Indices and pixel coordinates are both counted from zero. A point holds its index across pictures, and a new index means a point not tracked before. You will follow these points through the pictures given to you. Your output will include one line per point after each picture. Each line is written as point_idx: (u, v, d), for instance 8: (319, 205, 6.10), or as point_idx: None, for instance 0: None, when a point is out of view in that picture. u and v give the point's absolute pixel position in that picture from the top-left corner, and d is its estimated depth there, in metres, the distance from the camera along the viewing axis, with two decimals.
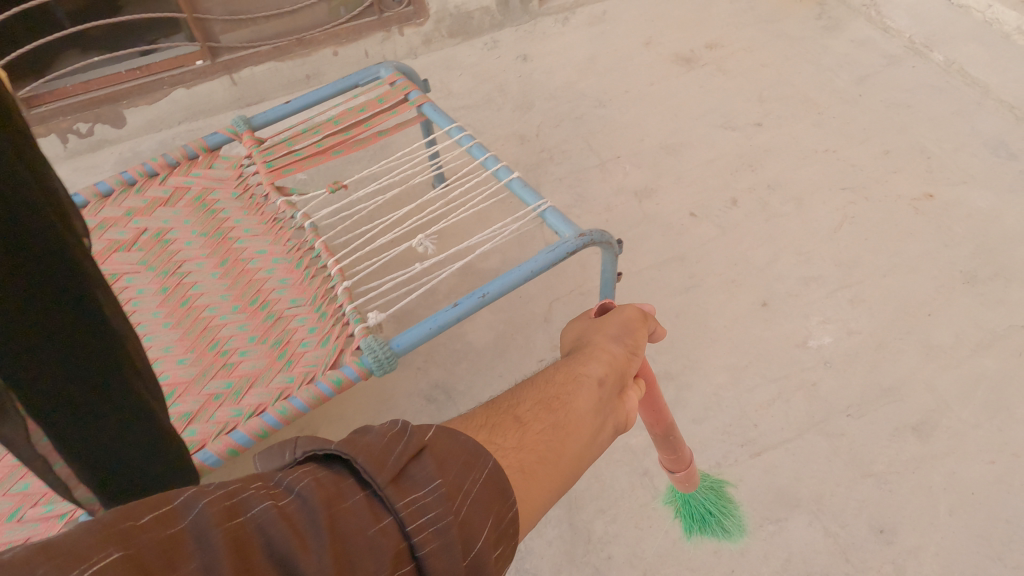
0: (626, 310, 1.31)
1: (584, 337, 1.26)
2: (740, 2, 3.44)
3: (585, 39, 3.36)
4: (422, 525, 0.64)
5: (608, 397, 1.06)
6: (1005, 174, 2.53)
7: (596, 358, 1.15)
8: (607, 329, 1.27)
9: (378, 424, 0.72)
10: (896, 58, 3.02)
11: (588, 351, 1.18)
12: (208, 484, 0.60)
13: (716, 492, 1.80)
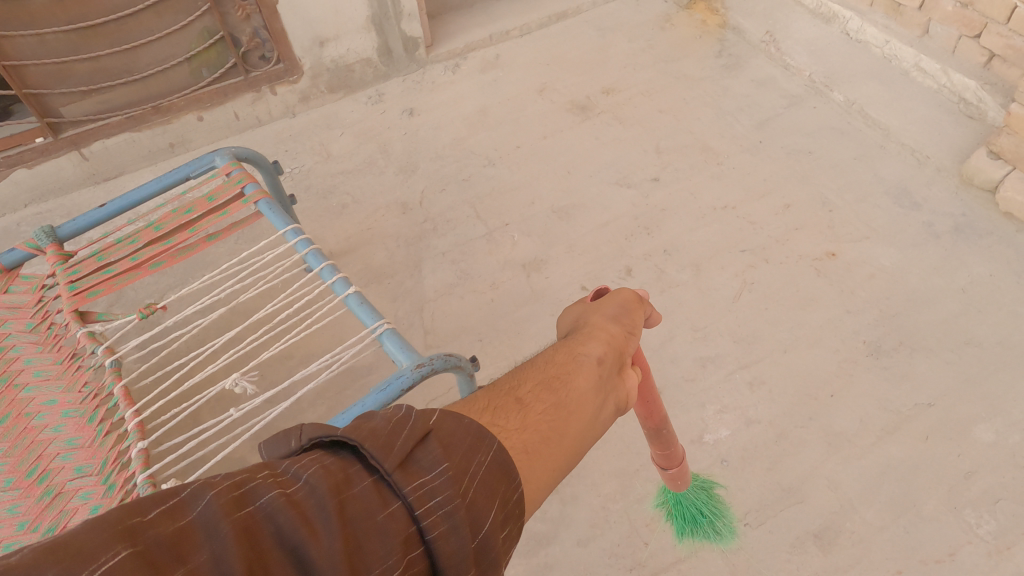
0: (621, 295, 1.38)
1: (583, 321, 1.32)
2: (638, 41, 3.28)
3: (477, 88, 3.15)
4: (431, 509, 0.72)
5: (607, 375, 1.12)
6: (908, 227, 2.40)
7: (596, 339, 1.21)
8: (604, 312, 1.33)
9: (383, 410, 0.79)
10: (796, 98, 2.88)
11: (588, 334, 1.24)
12: (216, 477, 0.68)
13: (707, 493, 1.78)
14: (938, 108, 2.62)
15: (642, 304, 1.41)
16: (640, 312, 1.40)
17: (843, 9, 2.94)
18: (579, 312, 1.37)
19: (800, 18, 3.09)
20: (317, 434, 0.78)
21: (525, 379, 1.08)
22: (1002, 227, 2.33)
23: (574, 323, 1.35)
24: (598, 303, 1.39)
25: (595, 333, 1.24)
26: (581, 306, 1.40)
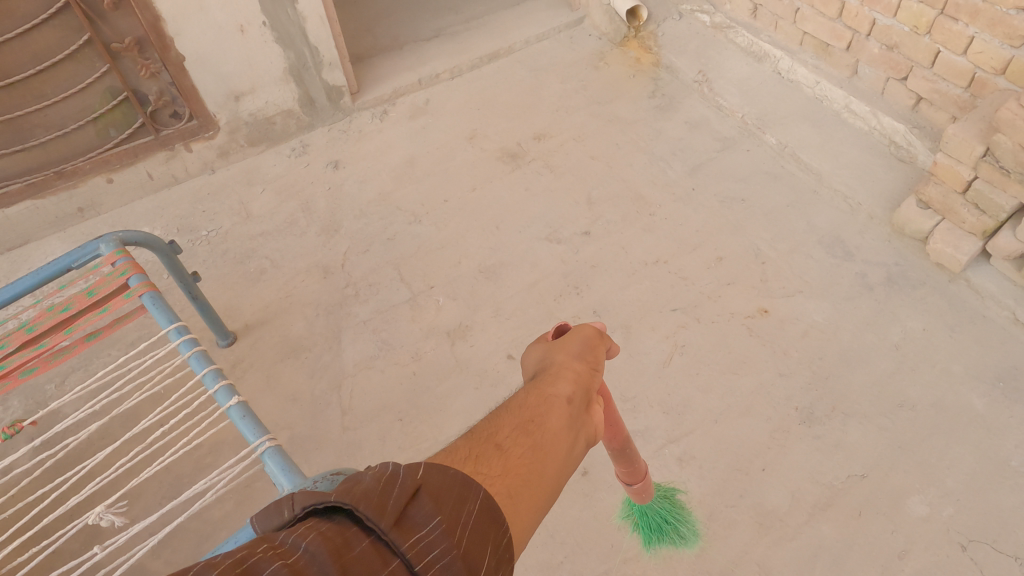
0: (584, 328, 1.30)
1: (549, 361, 1.23)
2: (571, 81, 3.21)
3: (406, 136, 3.05)
4: (429, 562, 0.77)
5: (579, 415, 1.08)
6: (841, 278, 2.34)
7: (564, 377, 1.16)
8: (569, 349, 1.26)
9: (373, 471, 0.83)
10: (729, 141, 2.83)
11: (556, 373, 1.17)
12: (217, 557, 0.73)
13: (670, 500, 1.83)
14: (870, 150, 2.58)
15: (603, 337, 1.34)
16: (603, 344, 1.33)
17: (773, 48, 2.89)
18: (542, 349, 1.27)
19: (732, 57, 3.04)
20: (311, 502, 0.82)
21: (501, 429, 1.03)
22: (935, 277, 2.28)
23: (539, 362, 1.27)
24: (560, 339, 1.31)
25: (562, 370, 1.18)
26: (543, 343, 1.32)
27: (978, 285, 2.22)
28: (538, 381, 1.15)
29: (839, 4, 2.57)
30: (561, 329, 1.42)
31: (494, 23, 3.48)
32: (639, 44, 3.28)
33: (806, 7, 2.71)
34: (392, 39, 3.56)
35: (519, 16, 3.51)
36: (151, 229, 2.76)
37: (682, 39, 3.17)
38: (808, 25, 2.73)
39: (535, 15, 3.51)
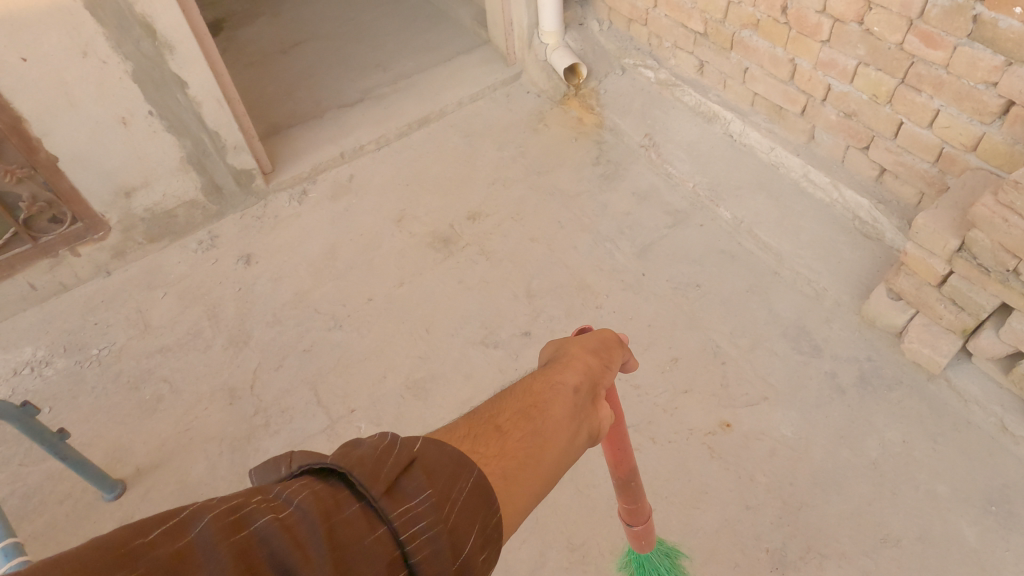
0: (600, 333, 1.47)
1: (567, 351, 1.41)
2: (508, 148, 2.94)
3: (326, 220, 2.75)
4: (415, 533, 0.75)
5: (579, 406, 1.25)
6: (810, 378, 2.10)
7: (573, 367, 1.34)
8: (584, 344, 1.44)
9: (370, 438, 0.81)
10: (680, 214, 2.58)
11: (567, 363, 1.35)
12: (214, 500, 0.70)
13: (672, 560, 1.73)
14: (832, 225, 2.34)
15: (619, 346, 1.49)
16: (618, 349, 1.49)
17: (722, 109, 2.65)
18: (563, 342, 1.45)
19: (680, 116, 2.79)
20: (308, 463, 0.78)
21: (504, 412, 1.22)
22: (911, 374, 2.05)
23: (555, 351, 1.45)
24: (579, 336, 1.48)
25: (572, 360, 1.36)
26: (564, 338, 1.49)
27: (959, 386, 1.98)
28: (553, 369, 1.33)
29: (790, 66, 2.34)
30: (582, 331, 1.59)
31: (423, 83, 3.21)
32: (580, 102, 3.02)
33: (755, 67, 2.47)
34: (313, 104, 3.27)
35: (451, 74, 3.24)
36: (34, 348, 2.42)
37: (626, 97, 2.93)
38: (758, 86, 2.50)
39: (468, 72, 3.24)
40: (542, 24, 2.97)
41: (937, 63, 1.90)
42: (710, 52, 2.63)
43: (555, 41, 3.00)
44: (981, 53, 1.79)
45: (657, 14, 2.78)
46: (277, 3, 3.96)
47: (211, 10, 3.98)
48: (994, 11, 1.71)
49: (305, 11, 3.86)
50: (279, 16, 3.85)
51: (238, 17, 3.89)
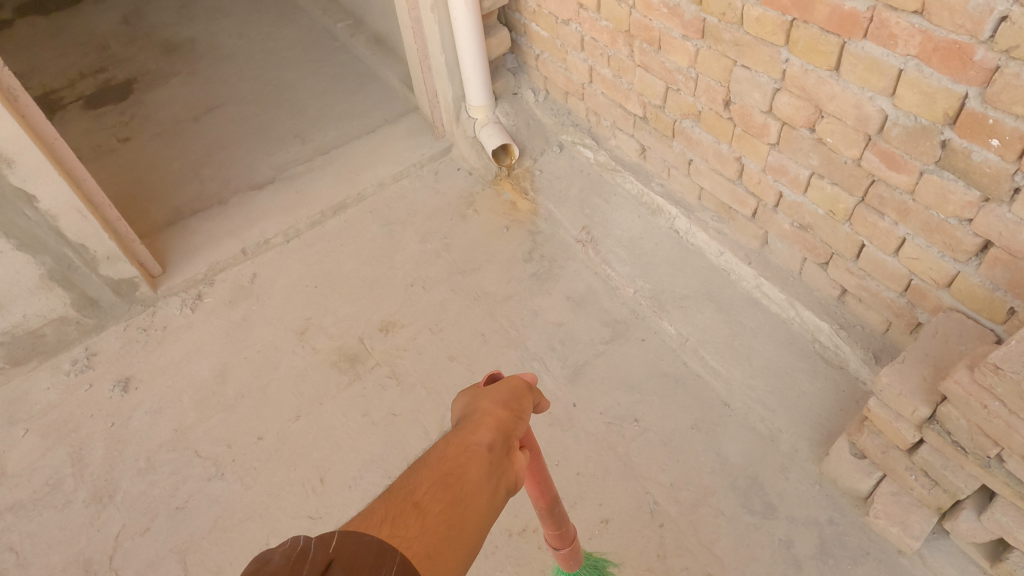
0: (511, 378, 1.21)
1: (474, 411, 1.12)
2: (432, 239, 2.61)
3: (220, 333, 2.42)
4: None
5: (499, 462, 1.00)
6: (761, 549, 1.76)
7: (487, 424, 1.06)
8: (494, 395, 1.16)
9: (279, 548, 0.74)
10: (619, 326, 2.25)
11: (480, 420, 1.07)
12: None
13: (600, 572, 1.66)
14: (789, 348, 2.02)
15: (532, 390, 1.25)
16: (532, 393, 1.24)
17: (666, 201, 2.33)
18: (467, 399, 1.17)
19: (622, 205, 2.47)
20: None
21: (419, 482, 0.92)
22: (880, 544, 1.73)
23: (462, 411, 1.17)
24: (485, 385, 1.21)
25: (485, 418, 1.08)
26: (468, 390, 1.21)
27: (935, 566, 1.66)
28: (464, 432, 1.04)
29: (737, 165, 2.02)
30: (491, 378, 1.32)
31: (343, 160, 2.88)
32: (514, 184, 2.69)
33: (700, 160, 2.15)
34: (221, 184, 2.94)
35: (373, 149, 2.92)
36: None
37: (563, 178, 2.61)
38: (704, 181, 2.19)
39: (393, 146, 2.91)
40: (469, 98, 2.65)
41: (901, 187, 1.58)
42: (651, 137, 2.31)
43: (484, 116, 2.68)
44: (952, 184, 1.47)
45: (593, 90, 2.46)
46: (195, 61, 3.63)
47: (123, 69, 3.64)
48: (966, 140, 1.40)
49: (225, 70, 3.53)
50: (195, 77, 3.52)
51: (150, 77, 3.56)
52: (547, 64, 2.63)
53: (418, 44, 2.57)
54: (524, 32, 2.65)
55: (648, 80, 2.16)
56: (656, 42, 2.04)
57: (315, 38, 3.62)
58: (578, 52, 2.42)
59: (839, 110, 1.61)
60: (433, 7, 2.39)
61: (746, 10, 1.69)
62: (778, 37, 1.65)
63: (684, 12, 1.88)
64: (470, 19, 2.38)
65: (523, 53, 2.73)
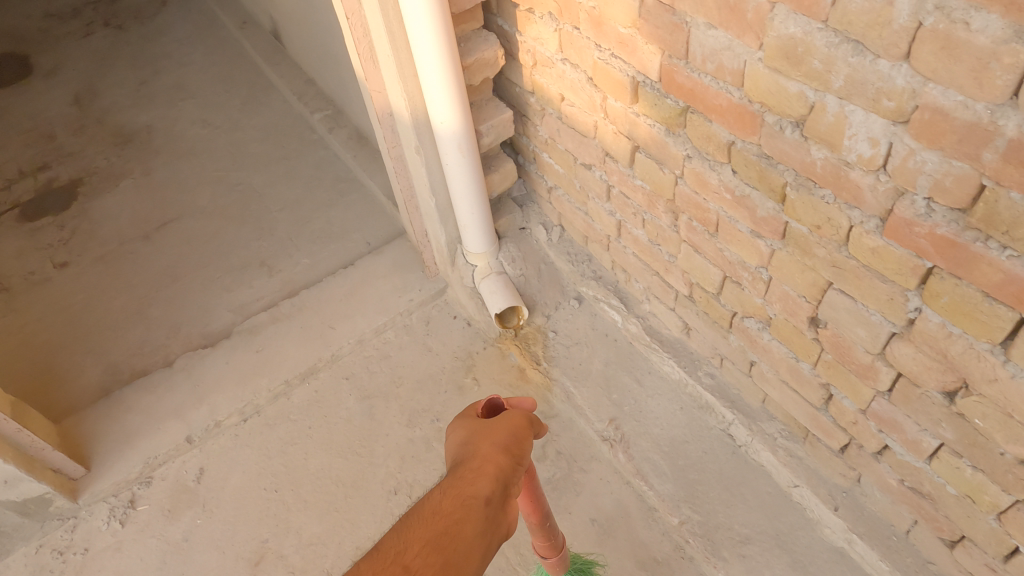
0: (510, 417, 1.10)
1: (470, 451, 1.04)
2: (421, 421, 2.11)
3: (154, 558, 1.92)
4: None
5: (493, 520, 0.92)
6: None
7: (486, 473, 0.98)
8: (496, 437, 1.06)
9: None
10: (660, 570, 1.75)
11: (479, 466, 0.99)
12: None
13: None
14: None
15: (535, 426, 1.14)
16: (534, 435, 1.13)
17: (719, 400, 1.82)
18: (464, 437, 1.08)
19: (659, 391, 1.96)
20: None
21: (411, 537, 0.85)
22: None
23: (461, 445, 1.08)
24: (487, 421, 1.11)
25: (483, 464, 1.00)
26: (468, 424, 1.11)
27: None
28: (464, 481, 0.97)
29: (822, 391, 1.52)
30: (495, 405, 1.21)
31: (315, 304, 2.38)
32: (524, 348, 2.16)
33: (766, 367, 1.65)
34: (169, 331, 2.44)
35: (352, 290, 2.41)
36: None
37: (583, 344, 2.10)
38: (771, 389, 1.68)
39: (376, 286, 2.41)
40: (467, 243, 2.14)
41: None
42: (699, 319, 1.81)
43: (486, 263, 2.18)
44: None
45: (621, 245, 1.96)
46: (151, 156, 3.13)
47: (69, 164, 3.14)
48: None
49: (184, 170, 3.04)
50: (149, 179, 3.02)
51: (99, 177, 3.07)
52: (563, 202, 2.13)
53: (402, 182, 2.07)
54: (535, 161, 2.15)
55: (697, 261, 1.66)
56: (711, 224, 1.53)
57: (289, 131, 3.12)
58: (602, 201, 1.92)
59: (1003, 398, 1.10)
60: (419, 147, 1.88)
61: (856, 233, 1.18)
62: (906, 279, 1.14)
63: (756, 205, 1.37)
64: (466, 162, 1.87)
65: (533, 182, 2.23)
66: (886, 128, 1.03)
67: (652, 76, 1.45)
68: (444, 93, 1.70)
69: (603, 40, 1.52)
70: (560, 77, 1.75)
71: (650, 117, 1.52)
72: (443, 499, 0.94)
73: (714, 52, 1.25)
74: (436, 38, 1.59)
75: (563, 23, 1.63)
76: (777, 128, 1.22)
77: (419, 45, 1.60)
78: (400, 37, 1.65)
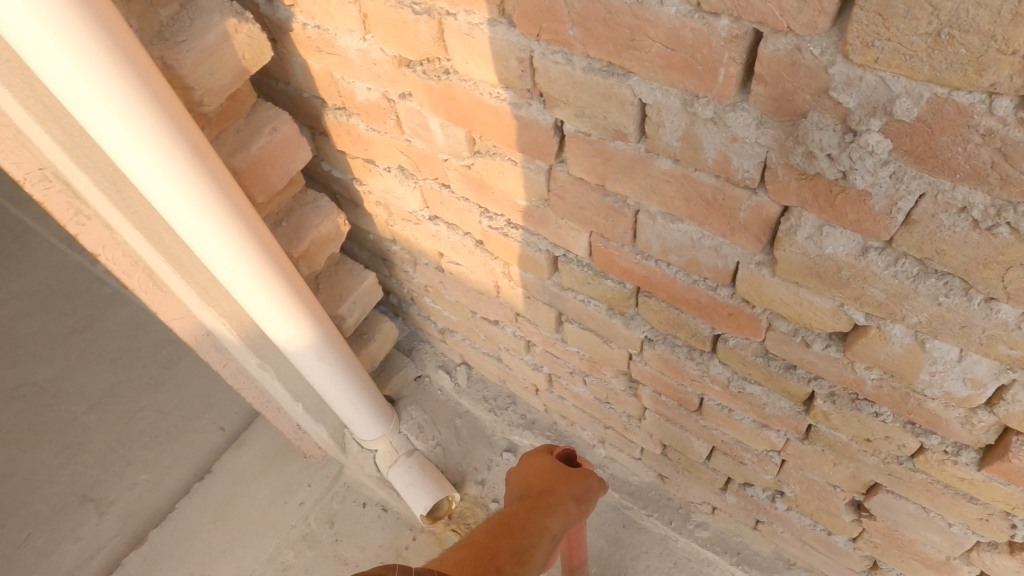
0: (591, 478, 1.07)
1: (547, 482, 1.06)
2: None
3: None
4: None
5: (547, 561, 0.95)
6: None
7: (559, 512, 0.99)
8: (570, 482, 1.05)
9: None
10: None
11: (554, 503, 1.00)
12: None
13: None
14: None
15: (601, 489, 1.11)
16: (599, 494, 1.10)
17: (723, 556, 1.51)
18: (542, 469, 1.09)
19: (644, 549, 1.61)
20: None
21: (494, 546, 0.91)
22: None
23: (532, 476, 1.09)
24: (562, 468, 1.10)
25: (557, 501, 1.01)
26: (546, 463, 1.11)
27: None
28: (545, 508, 0.99)
29: (866, 561, 1.23)
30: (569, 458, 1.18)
31: (177, 549, 1.82)
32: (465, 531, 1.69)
33: (780, 528, 1.34)
34: None
35: (221, 510, 1.88)
36: None
37: None
38: (788, 545, 1.38)
39: (251, 499, 1.89)
40: (358, 433, 1.65)
41: None
42: (678, 472, 1.46)
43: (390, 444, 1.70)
44: None
45: (555, 395, 1.56)
46: None
47: None
48: None
49: None
50: None
51: None
52: (464, 346, 1.68)
53: (251, 391, 1.53)
54: (416, 303, 1.67)
55: (673, 431, 1.30)
56: (691, 404, 1.17)
57: (71, 290, 2.39)
58: (520, 354, 1.50)
59: None
60: (261, 361, 1.35)
61: (933, 459, 0.86)
62: (1013, 510, 0.84)
63: (762, 403, 1.01)
64: (332, 366, 1.36)
65: (419, 322, 1.76)
66: (996, 370, 0.69)
67: (576, 251, 1.03)
68: (278, 308, 1.17)
69: (491, 206, 1.07)
70: (434, 236, 1.28)
71: (581, 293, 1.11)
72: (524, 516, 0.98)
73: (681, 247, 0.85)
74: (244, 254, 1.05)
75: (422, 179, 1.15)
76: (796, 338, 0.85)
77: (219, 267, 1.06)
78: (184, 252, 1.10)
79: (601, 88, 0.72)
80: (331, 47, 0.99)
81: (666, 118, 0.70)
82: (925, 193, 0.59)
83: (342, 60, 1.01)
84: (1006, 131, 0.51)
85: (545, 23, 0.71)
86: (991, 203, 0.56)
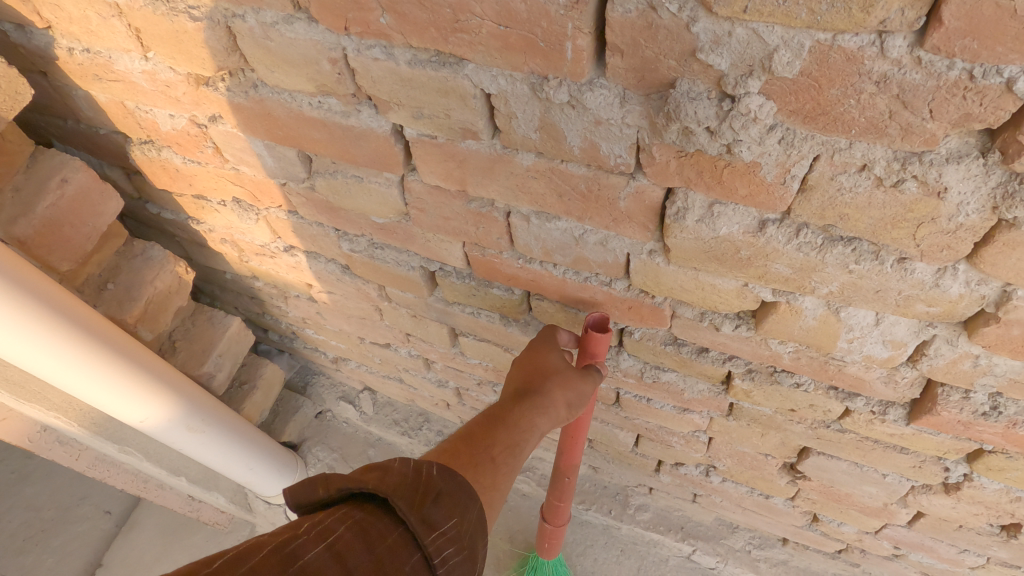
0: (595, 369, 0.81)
1: (544, 368, 0.80)
2: None
3: None
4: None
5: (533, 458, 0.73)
6: None
7: (547, 409, 0.75)
8: (568, 370, 0.79)
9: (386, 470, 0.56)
10: None
11: (545, 399, 0.75)
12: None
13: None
14: None
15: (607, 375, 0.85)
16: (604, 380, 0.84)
17: (668, 534, 1.45)
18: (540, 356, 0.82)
19: (589, 542, 1.54)
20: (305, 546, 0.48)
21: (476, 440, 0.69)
22: None
23: (532, 357, 0.82)
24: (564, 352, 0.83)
25: (548, 397, 0.76)
26: (548, 344, 0.84)
27: None
28: (540, 402, 0.75)
29: (807, 516, 1.20)
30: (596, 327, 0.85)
31: None
32: None
33: (719, 498, 1.29)
34: None
35: None
36: None
37: None
38: (729, 513, 1.34)
39: None
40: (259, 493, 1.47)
41: None
42: (609, 462, 1.39)
43: None
44: None
45: (467, 407, 1.44)
46: None
47: None
48: None
49: None
50: None
51: None
52: (362, 373, 1.53)
53: (121, 474, 1.32)
54: (298, 337, 1.50)
55: (596, 426, 1.21)
56: (608, 399, 1.08)
57: None
58: (421, 373, 1.37)
59: None
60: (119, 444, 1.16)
61: (861, 420, 0.81)
62: (945, 456, 0.81)
63: (680, 389, 0.94)
64: (207, 433, 1.18)
65: (308, 356, 1.59)
66: (916, 328, 0.64)
67: (453, 263, 0.91)
68: (116, 390, 0.98)
69: (348, 228, 0.93)
70: (295, 268, 1.12)
71: (469, 305, 0.99)
72: (515, 410, 0.74)
73: (563, 246, 0.75)
74: (47, 340, 0.85)
75: (264, 208, 0.99)
76: (704, 322, 0.77)
77: (25, 361, 0.87)
78: None
79: (435, 83, 0.60)
80: (112, 73, 0.81)
81: (516, 107, 0.58)
82: (820, 155, 0.51)
83: (129, 87, 0.83)
84: (902, 75, 0.43)
85: (350, 13, 0.57)
86: (893, 156, 0.49)
